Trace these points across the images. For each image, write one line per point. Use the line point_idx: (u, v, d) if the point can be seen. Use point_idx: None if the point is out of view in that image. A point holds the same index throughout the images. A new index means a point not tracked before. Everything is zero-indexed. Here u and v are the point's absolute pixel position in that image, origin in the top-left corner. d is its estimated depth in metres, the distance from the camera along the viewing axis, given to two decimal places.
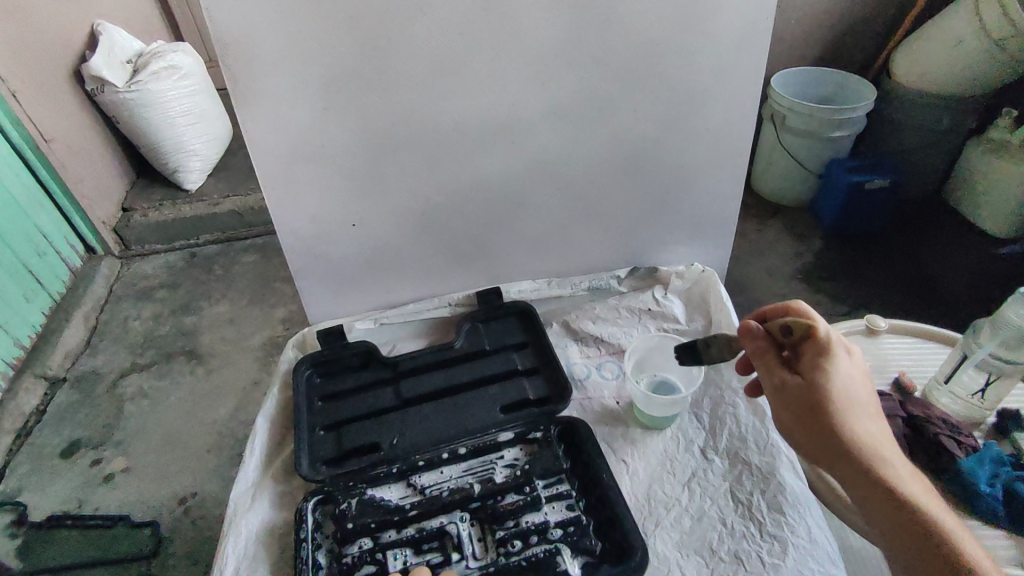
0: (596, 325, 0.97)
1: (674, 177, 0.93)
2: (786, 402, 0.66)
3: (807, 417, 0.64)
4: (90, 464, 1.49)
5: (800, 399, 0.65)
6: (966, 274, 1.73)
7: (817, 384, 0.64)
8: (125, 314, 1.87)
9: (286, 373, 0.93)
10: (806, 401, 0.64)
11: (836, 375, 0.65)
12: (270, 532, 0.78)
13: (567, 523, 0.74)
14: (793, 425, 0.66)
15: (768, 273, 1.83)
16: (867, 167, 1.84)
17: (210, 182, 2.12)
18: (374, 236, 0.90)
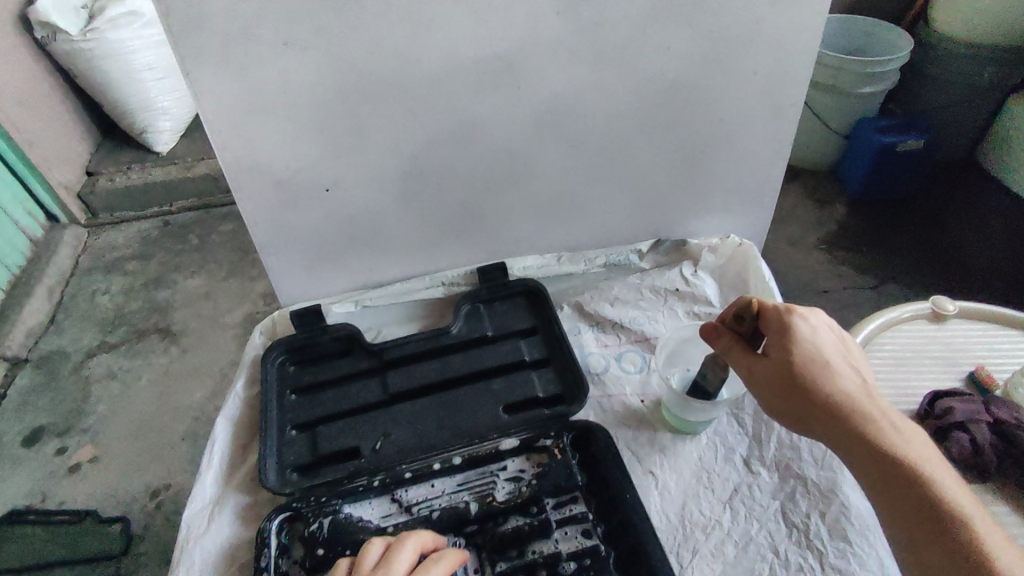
0: (616, 308, 0.84)
1: (710, 133, 0.78)
2: (762, 390, 0.56)
3: (787, 400, 0.54)
4: (55, 454, 1.29)
5: (771, 378, 0.55)
6: (992, 254, 1.49)
7: (784, 357, 0.55)
8: (93, 287, 1.64)
9: (253, 363, 0.79)
10: (781, 381, 0.55)
11: (807, 346, 0.55)
12: (230, 563, 0.65)
13: (582, 554, 0.61)
14: (775, 411, 0.56)
15: (807, 235, 1.60)
16: (897, 126, 1.58)
17: (185, 144, 1.86)
18: (352, 204, 0.75)
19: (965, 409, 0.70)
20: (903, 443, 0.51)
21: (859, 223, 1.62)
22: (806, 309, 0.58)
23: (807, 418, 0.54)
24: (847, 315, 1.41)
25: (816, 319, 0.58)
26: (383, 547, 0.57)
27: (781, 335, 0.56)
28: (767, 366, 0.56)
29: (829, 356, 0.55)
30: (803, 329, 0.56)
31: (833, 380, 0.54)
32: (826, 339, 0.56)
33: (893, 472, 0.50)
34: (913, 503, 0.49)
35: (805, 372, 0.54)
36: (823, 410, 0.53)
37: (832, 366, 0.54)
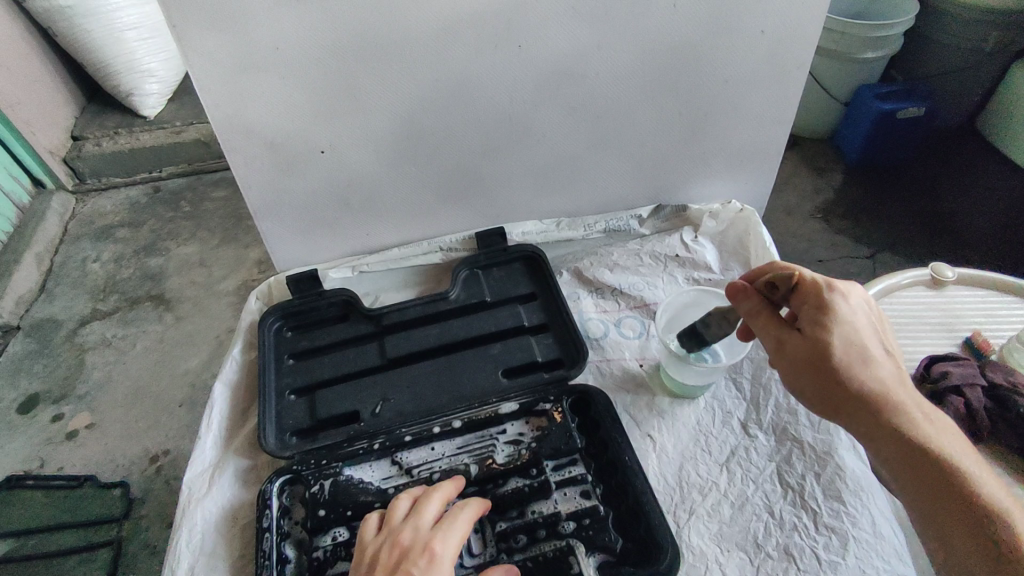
0: (615, 274, 0.84)
1: (714, 97, 0.76)
2: (791, 369, 0.53)
3: (817, 381, 0.52)
4: (51, 421, 1.29)
5: (801, 355, 0.53)
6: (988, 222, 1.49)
7: (817, 334, 0.52)
8: (83, 254, 1.62)
9: (250, 328, 0.78)
10: (814, 361, 0.52)
11: (845, 326, 0.52)
12: (232, 524, 0.66)
13: (581, 514, 0.62)
14: (801, 390, 0.53)
15: (805, 203, 1.60)
16: (899, 93, 1.56)
17: (172, 108, 1.80)
18: (348, 167, 0.73)
19: (961, 373, 0.71)
20: (938, 437, 0.49)
21: (856, 191, 1.61)
22: (847, 287, 0.55)
23: (838, 401, 0.51)
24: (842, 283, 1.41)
25: (857, 298, 0.55)
26: (411, 501, 0.57)
27: (817, 311, 0.53)
28: (799, 342, 0.53)
29: (867, 340, 0.52)
30: (843, 309, 0.53)
31: (867, 363, 0.51)
32: (865, 321, 0.53)
33: (927, 468, 0.48)
34: (949, 501, 0.47)
35: (841, 354, 0.51)
36: (855, 395, 0.51)
37: (868, 351, 0.52)
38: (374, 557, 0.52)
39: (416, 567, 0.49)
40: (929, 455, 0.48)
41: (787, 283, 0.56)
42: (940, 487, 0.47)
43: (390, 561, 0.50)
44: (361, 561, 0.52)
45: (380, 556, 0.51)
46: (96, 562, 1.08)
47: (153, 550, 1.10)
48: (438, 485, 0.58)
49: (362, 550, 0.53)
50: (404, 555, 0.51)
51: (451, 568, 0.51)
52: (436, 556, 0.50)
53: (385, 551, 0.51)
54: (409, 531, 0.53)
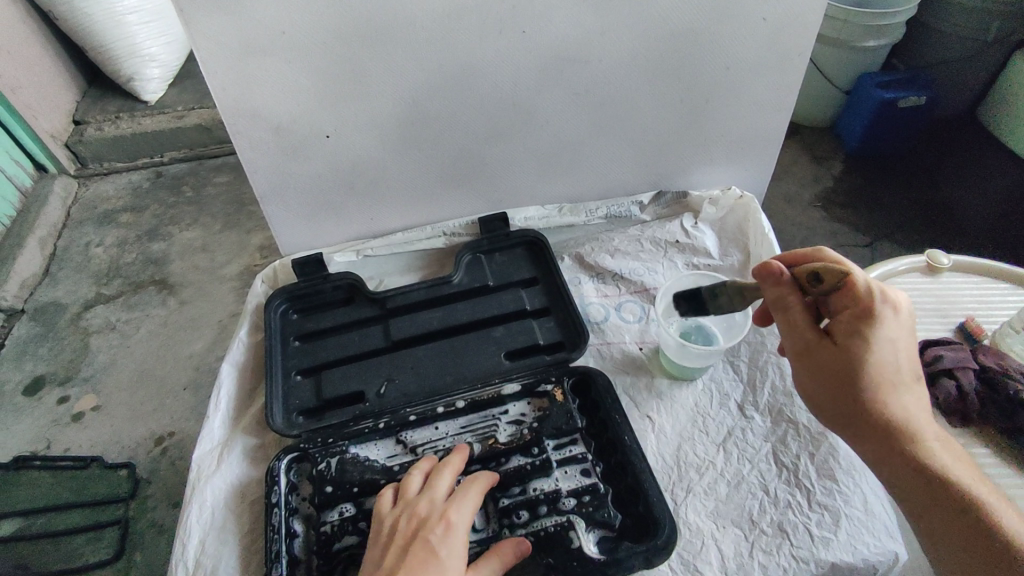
0: (616, 260, 0.85)
1: (715, 82, 0.77)
2: (816, 381, 0.53)
3: (843, 397, 0.51)
4: (57, 403, 1.30)
5: (832, 369, 0.51)
6: (987, 211, 1.50)
7: (852, 351, 0.51)
8: (86, 239, 1.62)
9: (256, 311, 0.80)
10: (843, 376, 0.51)
11: (882, 345, 0.51)
12: (241, 500, 0.67)
13: (581, 492, 0.63)
14: (823, 402, 0.53)
15: (805, 192, 1.60)
16: (900, 81, 1.56)
17: (174, 92, 1.80)
18: (352, 151, 0.74)
19: (953, 357, 0.73)
20: (954, 464, 0.50)
21: (856, 180, 1.61)
22: (892, 297, 0.53)
23: (860, 416, 0.51)
24: None
25: (899, 310, 0.52)
26: (423, 475, 0.59)
27: (857, 324, 0.51)
28: (832, 354, 0.52)
29: (900, 359, 0.51)
30: (884, 325, 0.51)
31: (894, 384, 0.51)
32: (904, 337, 0.52)
33: (942, 492, 0.49)
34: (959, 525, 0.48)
35: (873, 373, 0.50)
36: (879, 415, 0.50)
37: (899, 370, 0.51)
38: (391, 529, 0.53)
39: (434, 534, 0.51)
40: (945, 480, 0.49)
41: (834, 281, 0.52)
42: (951, 512, 0.48)
43: (408, 529, 0.52)
44: (379, 533, 0.54)
45: (398, 526, 0.53)
46: (104, 540, 1.10)
47: (160, 529, 1.12)
48: (447, 460, 0.60)
49: (379, 523, 0.55)
50: (421, 524, 0.53)
51: (466, 536, 0.53)
52: (451, 525, 0.52)
53: (403, 521, 0.53)
54: (424, 503, 0.55)
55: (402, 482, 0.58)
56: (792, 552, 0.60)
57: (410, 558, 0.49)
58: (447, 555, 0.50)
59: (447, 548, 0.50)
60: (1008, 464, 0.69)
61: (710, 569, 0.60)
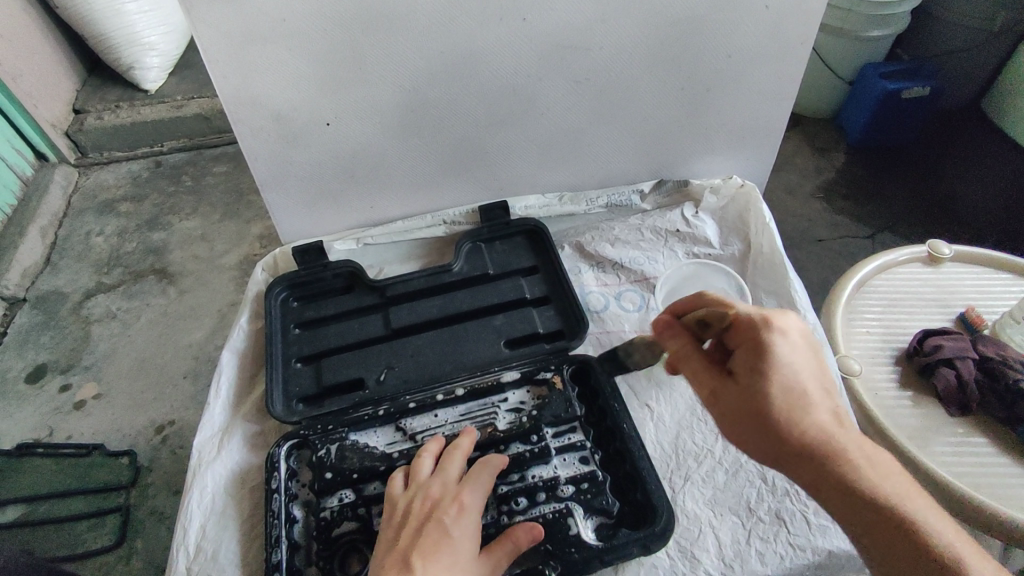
0: (616, 249, 0.85)
1: (717, 70, 0.76)
2: (731, 419, 0.50)
3: (759, 432, 0.49)
4: (59, 391, 1.31)
5: (742, 406, 0.49)
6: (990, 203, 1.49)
7: (757, 384, 0.49)
8: (87, 227, 1.62)
9: (256, 298, 0.80)
10: (755, 414, 0.49)
11: (785, 372, 0.49)
12: (240, 486, 0.68)
13: (580, 479, 0.63)
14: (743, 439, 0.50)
15: (808, 183, 1.59)
16: (904, 72, 1.55)
17: (174, 81, 1.79)
18: (351, 138, 0.74)
19: (953, 346, 0.73)
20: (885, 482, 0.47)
21: (858, 171, 1.61)
22: (781, 325, 0.52)
23: (784, 454, 0.48)
24: (841, 263, 1.42)
25: (795, 334, 0.51)
26: (434, 458, 0.59)
27: (756, 355, 0.50)
28: (740, 396, 0.50)
29: (806, 384, 0.49)
30: (779, 354, 0.50)
31: (807, 410, 0.48)
32: (803, 363, 0.50)
33: (882, 518, 0.46)
34: (907, 551, 0.45)
35: (781, 402, 0.48)
36: (804, 450, 0.48)
37: (809, 396, 0.49)
38: (405, 510, 0.54)
39: (447, 516, 0.52)
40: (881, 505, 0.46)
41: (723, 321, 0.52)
42: (897, 540, 0.46)
43: (422, 510, 0.53)
44: (392, 513, 0.54)
45: (411, 508, 0.53)
46: (106, 527, 1.11)
47: (161, 517, 1.13)
48: (456, 442, 0.60)
49: (391, 504, 0.55)
50: (434, 506, 0.53)
51: (478, 518, 0.54)
52: (465, 507, 0.53)
53: (417, 502, 0.54)
54: (437, 485, 0.55)
55: (413, 464, 0.58)
56: (790, 540, 0.60)
57: (424, 538, 0.50)
58: (461, 536, 0.51)
59: (461, 530, 0.51)
60: (1005, 454, 0.70)
61: (707, 556, 0.60)
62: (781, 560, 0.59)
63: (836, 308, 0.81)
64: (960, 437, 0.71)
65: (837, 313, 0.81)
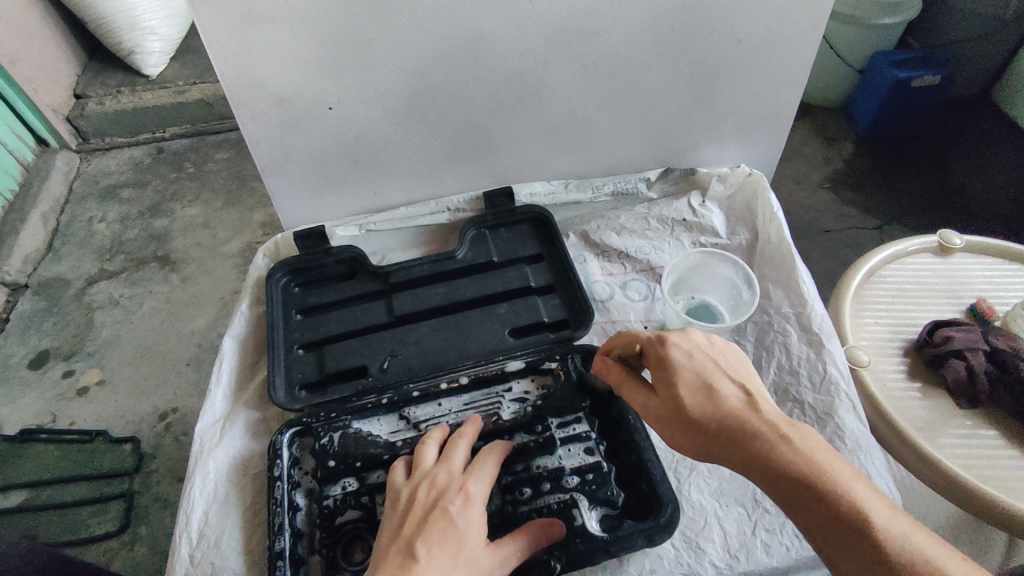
0: (621, 238, 0.84)
1: (728, 56, 0.75)
2: (662, 429, 0.52)
3: (683, 435, 0.50)
4: (62, 377, 1.31)
5: (662, 415, 0.51)
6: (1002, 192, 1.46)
7: (667, 393, 0.51)
8: (89, 214, 1.61)
9: (258, 284, 0.79)
10: (672, 417, 0.51)
11: (688, 375, 0.51)
12: (243, 473, 0.67)
13: (584, 470, 0.63)
14: (679, 447, 0.51)
15: (815, 173, 1.57)
16: (915, 61, 1.52)
17: (175, 67, 1.77)
18: (354, 122, 0.72)
19: (963, 338, 0.72)
20: (805, 454, 0.46)
21: (866, 161, 1.59)
22: (681, 333, 0.55)
23: (708, 450, 0.49)
24: (847, 254, 1.41)
25: (691, 342, 0.54)
26: (438, 447, 0.58)
27: (660, 367, 0.53)
28: (658, 404, 0.52)
29: (713, 378, 0.51)
30: (678, 358, 0.52)
31: (716, 402, 0.49)
32: (705, 362, 0.52)
33: (807, 499, 0.45)
34: (836, 529, 0.44)
35: (690, 403, 0.50)
36: (719, 442, 0.48)
37: (714, 388, 0.50)
38: (409, 498, 0.53)
39: (453, 505, 0.51)
40: (804, 483, 0.45)
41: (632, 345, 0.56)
42: (825, 519, 0.44)
43: (427, 500, 0.52)
44: (396, 501, 0.53)
45: (416, 496, 0.53)
46: (109, 513, 1.11)
47: (164, 504, 1.13)
48: (460, 431, 0.59)
49: (395, 493, 0.55)
50: (440, 494, 0.52)
51: (484, 508, 0.53)
52: (471, 496, 0.52)
53: (422, 491, 0.53)
54: (442, 474, 0.54)
55: (417, 453, 0.58)
56: (796, 531, 0.60)
57: (430, 527, 0.49)
58: (467, 526, 0.50)
59: (467, 519, 0.50)
60: (1014, 446, 0.69)
61: (712, 547, 0.60)
62: (787, 551, 0.59)
63: (845, 299, 0.80)
64: (968, 430, 0.70)
65: (846, 303, 0.80)
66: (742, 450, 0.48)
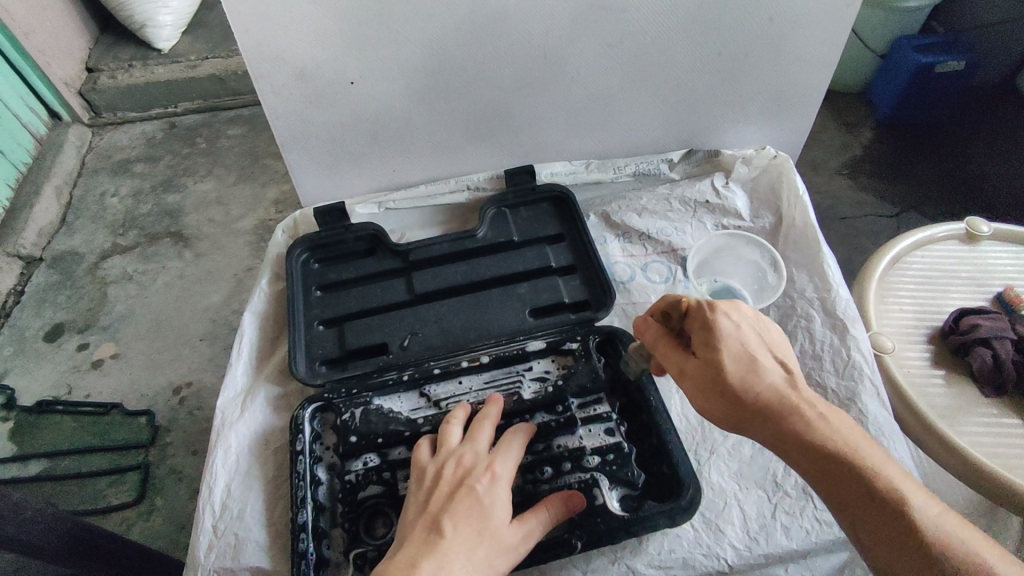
0: (643, 219, 0.83)
1: (758, 35, 0.73)
2: (698, 394, 0.51)
3: (721, 402, 0.49)
4: (77, 349, 1.31)
5: (703, 380, 0.50)
6: None
7: (710, 358, 0.50)
8: (101, 188, 1.61)
9: (277, 260, 0.79)
10: (711, 383, 0.50)
11: (734, 345, 0.50)
12: (264, 447, 0.68)
13: (605, 450, 0.63)
14: (711, 415, 0.51)
15: (834, 158, 1.54)
16: (939, 45, 1.47)
17: (187, 41, 1.75)
18: (376, 98, 0.72)
19: (991, 326, 0.72)
20: (839, 433, 0.46)
21: (886, 148, 1.54)
22: (730, 303, 0.53)
23: (742, 419, 0.49)
24: (864, 242, 1.40)
25: (741, 313, 0.52)
26: (463, 426, 0.59)
27: (706, 333, 0.51)
28: (697, 367, 0.51)
29: (757, 351, 0.50)
30: (727, 327, 0.51)
31: (758, 375, 0.49)
32: (751, 335, 0.51)
33: (838, 474, 0.45)
34: (865, 504, 0.44)
35: (733, 370, 0.49)
36: (756, 412, 0.48)
37: (758, 361, 0.49)
38: (435, 475, 0.53)
39: (480, 483, 0.51)
40: (836, 458, 0.45)
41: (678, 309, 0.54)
42: (855, 494, 0.44)
43: (453, 478, 0.52)
44: (422, 478, 0.54)
45: (442, 473, 0.53)
46: (125, 483, 1.13)
47: (180, 476, 1.14)
48: (484, 411, 0.59)
49: (421, 469, 0.55)
50: (466, 473, 0.53)
51: (509, 487, 0.53)
52: (497, 475, 0.52)
53: (449, 468, 0.53)
54: (468, 452, 0.55)
55: (442, 431, 0.58)
56: (816, 515, 0.60)
57: (456, 504, 0.50)
58: (493, 504, 0.50)
59: (493, 498, 0.51)
60: None
61: (732, 529, 0.60)
62: (807, 535, 0.59)
63: (870, 284, 0.79)
64: (993, 418, 0.71)
65: (871, 289, 0.79)
66: (777, 423, 0.48)
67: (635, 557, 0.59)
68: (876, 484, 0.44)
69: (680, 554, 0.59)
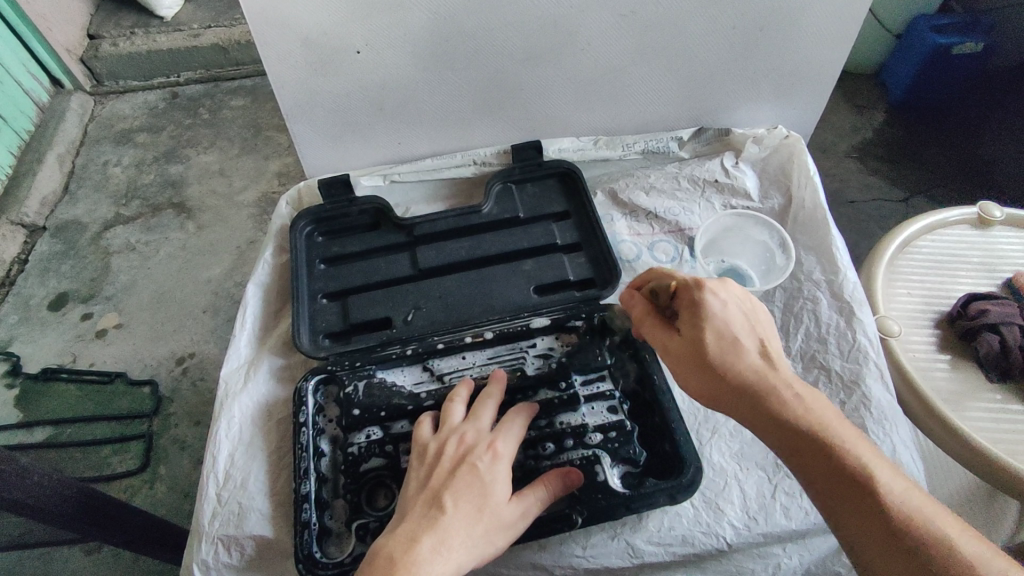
0: (651, 198, 0.82)
1: (774, 9, 0.71)
2: (679, 372, 0.51)
3: (700, 378, 0.49)
4: (81, 319, 1.32)
5: (684, 357, 0.50)
6: None
7: (691, 337, 0.50)
8: (104, 157, 1.59)
9: (282, 233, 0.79)
10: (691, 360, 0.50)
11: (717, 323, 0.50)
12: (267, 418, 0.68)
13: (607, 427, 0.63)
14: (692, 392, 0.51)
15: (844, 140, 1.52)
16: (960, 24, 1.42)
17: (189, 9, 1.72)
18: (381, 67, 0.70)
19: (1000, 312, 0.71)
20: (815, 413, 0.46)
21: (896, 131, 1.51)
22: (719, 283, 0.52)
23: (720, 397, 0.48)
24: (871, 227, 1.38)
25: (728, 293, 0.52)
26: (464, 405, 0.58)
27: (689, 311, 0.51)
28: (680, 344, 0.51)
29: (740, 330, 0.50)
30: (713, 306, 0.50)
31: (738, 354, 0.48)
32: (738, 314, 0.50)
33: (811, 453, 0.44)
34: (835, 484, 0.43)
35: (712, 348, 0.49)
36: (734, 390, 0.48)
37: (739, 340, 0.49)
38: (437, 452, 0.53)
39: (482, 460, 0.51)
40: (812, 437, 0.45)
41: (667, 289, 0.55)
42: (828, 475, 0.44)
43: (455, 455, 0.52)
44: (424, 455, 0.54)
45: (444, 451, 0.53)
46: (129, 452, 1.14)
47: (183, 445, 1.16)
48: (487, 390, 0.59)
49: (422, 446, 0.55)
50: (468, 450, 0.53)
51: (511, 465, 0.53)
52: (498, 453, 0.52)
53: (451, 446, 0.53)
54: (470, 431, 0.55)
55: (443, 410, 0.58)
56: None
57: (458, 480, 0.50)
58: (493, 481, 0.50)
59: (494, 474, 0.51)
60: None
61: (732, 508, 0.61)
62: (807, 515, 0.60)
63: (877, 268, 0.79)
64: (996, 404, 0.71)
65: (880, 272, 0.78)
66: (754, 402, 0.47)
67: (635, 533, 0.59)
68: (848, 464, 0.43)
69: (680, 531, 0.59)
